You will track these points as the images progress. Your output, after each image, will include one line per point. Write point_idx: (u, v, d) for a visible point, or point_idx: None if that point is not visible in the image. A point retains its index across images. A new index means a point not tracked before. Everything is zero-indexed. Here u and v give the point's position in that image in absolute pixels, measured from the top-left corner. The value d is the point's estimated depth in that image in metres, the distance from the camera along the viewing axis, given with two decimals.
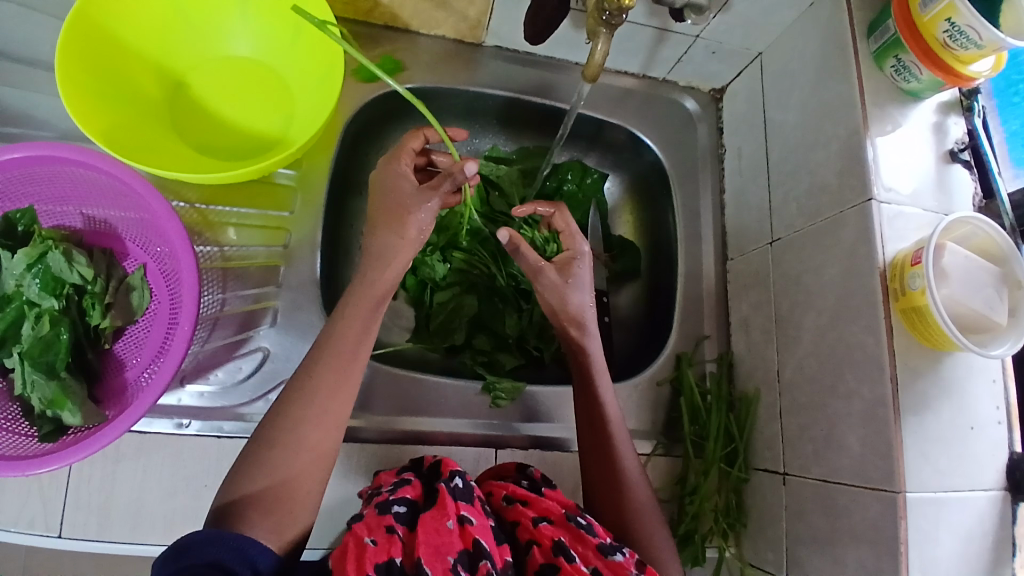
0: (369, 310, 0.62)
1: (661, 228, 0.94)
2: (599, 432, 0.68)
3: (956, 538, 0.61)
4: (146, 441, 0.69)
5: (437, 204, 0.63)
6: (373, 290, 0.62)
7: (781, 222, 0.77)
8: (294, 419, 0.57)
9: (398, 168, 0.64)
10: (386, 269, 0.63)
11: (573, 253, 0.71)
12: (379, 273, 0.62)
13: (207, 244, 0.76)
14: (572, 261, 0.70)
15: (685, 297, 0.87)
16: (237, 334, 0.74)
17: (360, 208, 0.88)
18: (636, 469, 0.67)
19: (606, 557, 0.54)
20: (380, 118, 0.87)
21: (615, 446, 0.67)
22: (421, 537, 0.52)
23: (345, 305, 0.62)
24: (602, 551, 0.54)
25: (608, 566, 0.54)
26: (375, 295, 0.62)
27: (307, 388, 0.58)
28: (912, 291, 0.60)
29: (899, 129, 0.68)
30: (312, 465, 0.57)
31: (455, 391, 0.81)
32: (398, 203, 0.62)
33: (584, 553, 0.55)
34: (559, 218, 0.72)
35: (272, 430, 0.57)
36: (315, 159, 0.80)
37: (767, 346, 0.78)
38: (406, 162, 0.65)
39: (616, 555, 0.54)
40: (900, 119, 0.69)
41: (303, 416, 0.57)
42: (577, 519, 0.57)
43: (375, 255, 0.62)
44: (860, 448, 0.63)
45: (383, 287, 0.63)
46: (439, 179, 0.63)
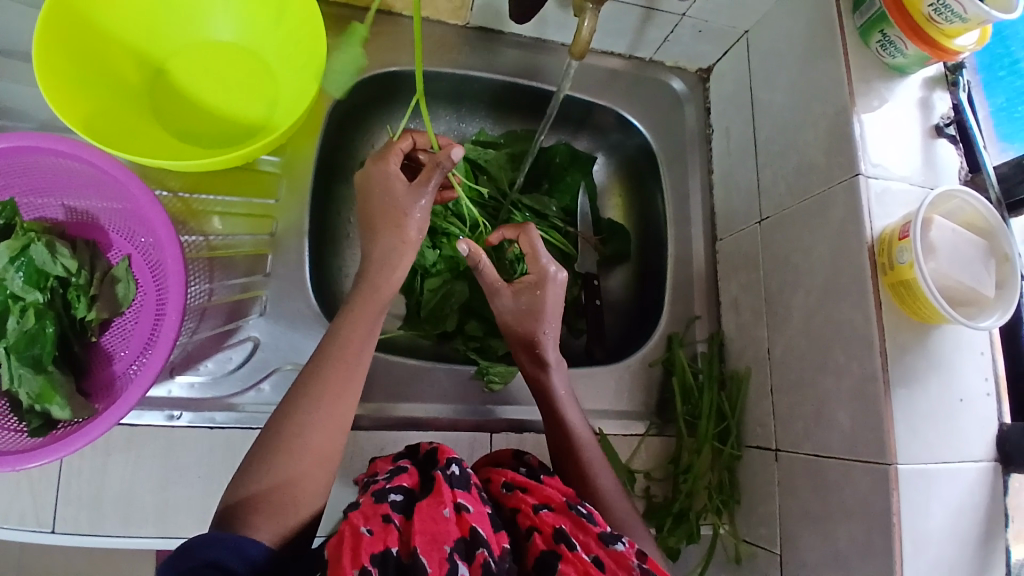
0: (375, 313, 0.63)
1: (651, 210, 0.94)
2: (564, 433, 0.69)
3: (946, 509, 0.61)
4: (136, 433, 0.68)
5: (430, 199, 0.64)
6: (375, 295, 0.63)
7: (770, 201, 0.78)
8: (295, 426, 0.57)
9: (386, 169, 0.64)
10: (393, 271, 0.63)
11: (540, 277, 0.72)
12: (384, 277, 0.63)
13: (192, 233, 0.75)
14: (541, 284, 0.72)
15: (676, 278, 0.87)
16: (225, 324, 0.73)
17: (348, 195, 0.87)
18: (602, 467, 0.67)
19: (608, 546, 0.54)
20: (365, 102, 0.86)
21: (580, 446, 0.68)
22: (417, 526, 0.53)
23: (346, 310, 0.63)
24: (603, 540, 0.54)
25: (609, 555, 0.54)
26: (379, 301, 0.63)
27: (312, 393, 0.58)
28: (900, 265, 0.60)
29: (886, 104, 0.68)
30: (312, 460, 0.56)
31: (448, 376, 0.81)
32: (394, 203, 0.63)
33: (586, 541, 0.55)
34: (523, 240, 0.73)
35: (275, 435, 0.56)
36: (301, 145, 0.79)
37: (757, 326, 0.78)
38: (394, 161, 0.65)
39: (618, 544, 0.54)
40: (887, 95, 0.69)
41: (304, 423, 0.57)
42: (579, 508, 0.58)
43: (377, 259, 0.63)
44: (851, 423, 0.64)
45: (389, 288, 0.63)
46: (427, 170, 0.63)
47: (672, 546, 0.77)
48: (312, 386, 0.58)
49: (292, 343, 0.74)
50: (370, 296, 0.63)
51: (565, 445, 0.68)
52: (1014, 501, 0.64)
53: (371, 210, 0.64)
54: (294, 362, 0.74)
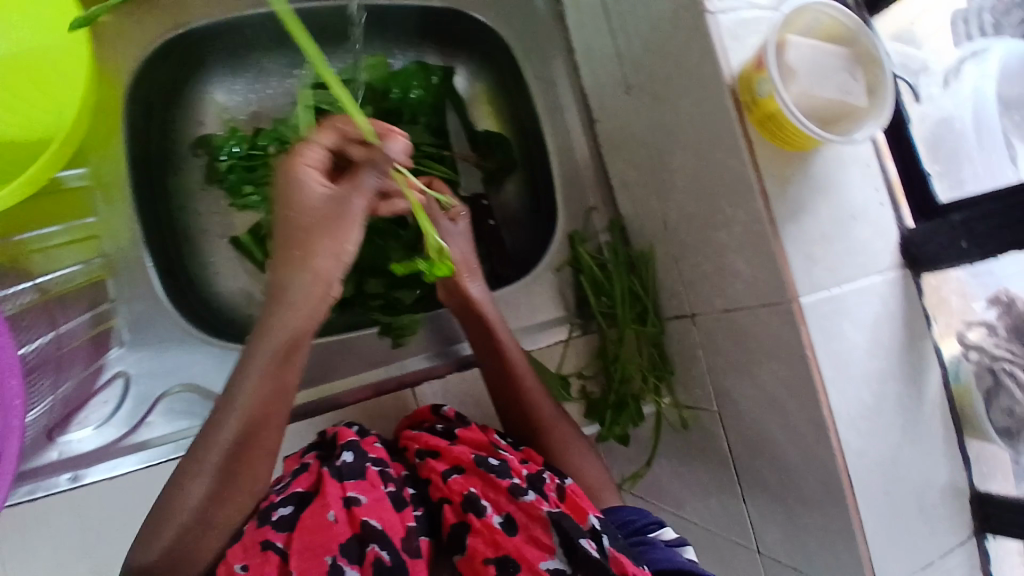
0: (285, 360, 0.53)
1: (521, 108, 0.87)
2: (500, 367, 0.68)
3: (862, 329, 0.61)
4: (39, 507, 0.63)
5: (363, 202, 0.55)
6: (277, 338, 0.52)
7: (630, 64, 0.71)
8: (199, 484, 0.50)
9: (308, 179, 0.53)
10: (296, 308, 0.53)
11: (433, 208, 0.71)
12: (286, 318, 0.53)
13: (20, 281, 0.65)
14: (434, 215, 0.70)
15: (563, 172, 0.83)
16: (90, 365, 0.66)
17: (186, 186, 0.77)
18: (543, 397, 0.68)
19: (518, 499, 0.53)
20: (172, 76, 0.75)
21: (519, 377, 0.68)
22: (298, 543, 0.49)
23: (246, 360, 0.53)
24: (512, 494, 0.53)
25: (520, 508, 0.52)
26: (285, 343, 0.53)
27: (224, 450, 0.51)
28: (762, 98, 0.56)
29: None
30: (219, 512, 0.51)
31: (351, 344, 0.76)
32: (320, 222, 0.53)
33: (497, 498, 0.54)
34: None
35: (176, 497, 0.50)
36: (107, 146, 0.68)
37: (648, 198, 0.75)
38: (312, 174, 0.54)
39: (527, 495, 0.53)
40: None
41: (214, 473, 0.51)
42: (489, 464, 0.56)
43: (283, 299, 0.53)
44: (749, 271, 0.62)
45: (292, 333, 0.53)
46: (358, 168, 0.55)
47: (620, 433, 0.77)
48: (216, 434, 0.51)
49: (173, 362, 0.68)
50: (280, 329, 0.53)
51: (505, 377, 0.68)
52: (933, 301, 0.64)
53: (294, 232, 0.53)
54: (180, 383, 0.68)
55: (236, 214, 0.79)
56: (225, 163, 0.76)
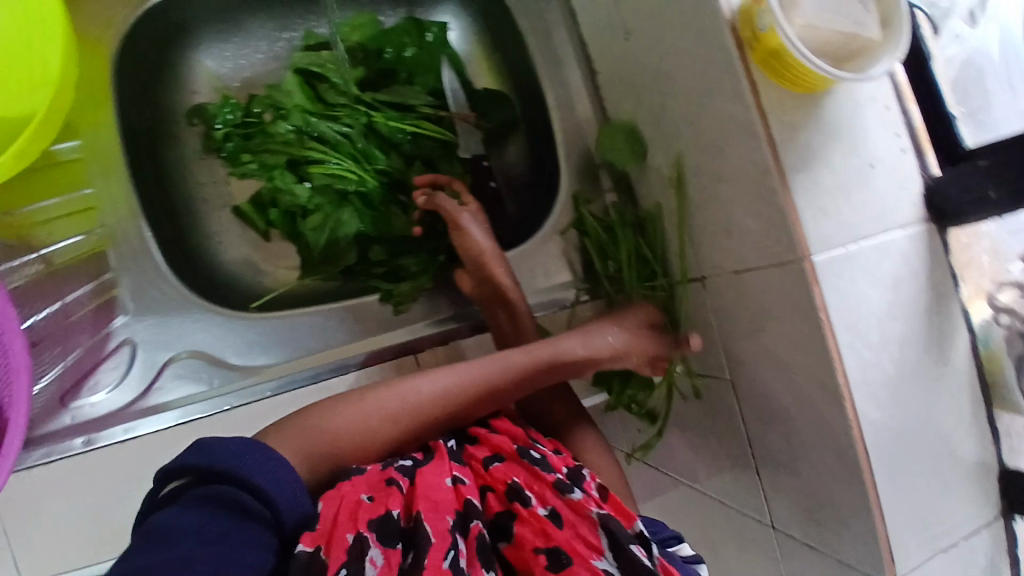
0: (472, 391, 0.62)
1: (521, 63, 0.83)
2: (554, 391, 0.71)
3: (878, 286, 0.57)
4: (53, 470, 0.64)
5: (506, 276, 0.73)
6: (481, 372, 0.63)
7: (627, 7, 0.66)
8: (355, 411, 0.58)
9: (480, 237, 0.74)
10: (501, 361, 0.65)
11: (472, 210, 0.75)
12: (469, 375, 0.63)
13: (24, 252, 0.67)
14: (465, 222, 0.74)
15: (566, 135, 0.80)
16: (97, 334, 0.68)
17: (184, 157, 0.77)
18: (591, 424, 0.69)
19: (564, 495, 0.52)
20: (156, 45, 0.74)
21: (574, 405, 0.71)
22: (419, 492, 0.51)
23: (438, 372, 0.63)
24: (558, 490, 0.53)
25: (568, 505, 0.52)
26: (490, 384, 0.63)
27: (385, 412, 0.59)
28: (764, 33, 0.51)
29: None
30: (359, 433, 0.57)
31: (356, 311, 0.75)
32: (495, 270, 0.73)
33: (541, 491, 0.54)
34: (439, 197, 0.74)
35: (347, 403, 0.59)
36: (97, 120, 0.69)
37: (654, 153, 0.71)
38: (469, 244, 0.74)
39: (575, 492, 0.52)
40: None
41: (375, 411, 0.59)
42: (532, 456, 0.56)
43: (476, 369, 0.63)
44: (758, 225, 0.58)
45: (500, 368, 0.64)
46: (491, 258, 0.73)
47: (628, 402, 0.77)
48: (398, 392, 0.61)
49: (174, 327, 0.69)
50: (546, 350, 0.67)
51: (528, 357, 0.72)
52: (961, 260, 0.59)
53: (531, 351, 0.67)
54: (186, 349, 0.69)
55: (236, 184, 0.79)
56: (222, 130, 0.76)
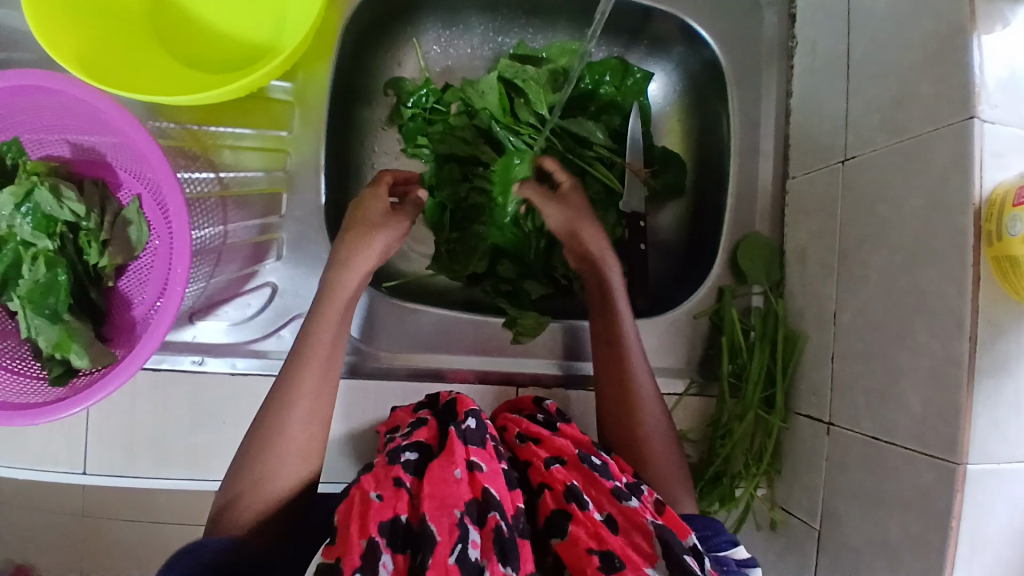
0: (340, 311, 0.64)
1: (712, 137, 0.82)
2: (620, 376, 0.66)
3: (1016, 512, 0.54)
4: (160, 377, 0.68)
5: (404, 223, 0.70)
6: (334, 298, 0.63)
7: (857, 137, 0.65)
8: (280, 404, 0.59)
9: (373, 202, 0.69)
10: (345, 274, 0.64)
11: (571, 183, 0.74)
12: (342, 280, 0.64)
13: (203, 168, 0.70)
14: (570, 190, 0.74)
15: (734, 220, 0.78)
16: (244, 268, 0.70)
17: (370, 120, 0.80)
18: (656, 406, 0.66)
19: (621, 503, 0.52)
20: (387, 12, 0.76)
21: (634, 378, 0.66)
22: (428, 489, 0.50)
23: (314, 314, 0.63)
24: (615, 496, 0.52)
25: (622, 512, 0.52)
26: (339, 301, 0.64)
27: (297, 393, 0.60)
28: (1010, 237, 0.50)
29: (1008, 29, 0.54)
30: (299, 432, 0.58)
31: (473, 327, 0.74)
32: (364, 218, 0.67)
33: (598, 496, 0.54)
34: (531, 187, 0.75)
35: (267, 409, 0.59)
36: (312, 66, 0.71)
37: (824, 283, 0.69)
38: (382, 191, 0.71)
39: (631, 500, 0.52)
40: (1014, 16, 0.54)
41: (291, 400, 0.59)
42: (591, 462, 0.55)
43: (339, 263, 0.64)
44: (922, 407, 0.56)
45: (342, 295, 0.64)
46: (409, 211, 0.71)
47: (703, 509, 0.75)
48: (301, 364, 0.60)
49: (313, 289, 0.70)
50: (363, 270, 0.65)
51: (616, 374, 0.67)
52: None
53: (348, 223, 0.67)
54: None
55: (406, 160, 0.82)
56: (410, 109, 0.78)
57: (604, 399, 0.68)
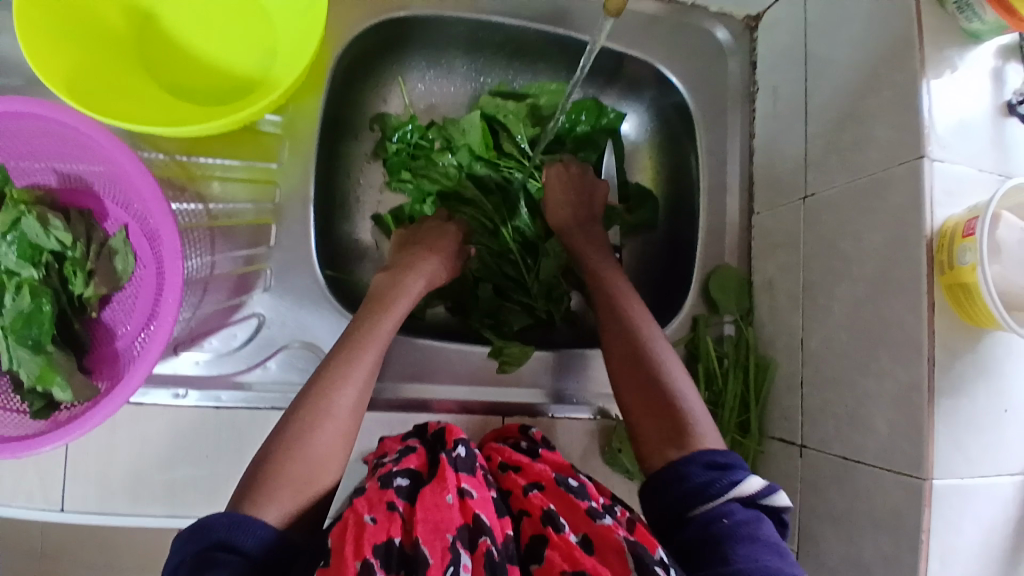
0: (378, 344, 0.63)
1: (683, 175, 0.86)
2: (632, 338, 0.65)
3: (978, 526, 0.58)
4: (141, 411, 0.67)
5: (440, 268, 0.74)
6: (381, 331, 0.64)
7: (818, 177, 0.70)
8: (325, 400, 0.58)
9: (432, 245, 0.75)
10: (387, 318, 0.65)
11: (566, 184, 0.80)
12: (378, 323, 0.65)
13: (190, 201, 0.70)
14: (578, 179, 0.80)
15: (707, 252, 0.82)
16: (230, 299, 0.70)
17: (356, 154, 0.83)
18: (674, 365, 0.64)
19: (595, 522, 0.53)
20: (374, 51, 0.79)
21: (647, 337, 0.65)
22: (420, 514, 0.51)
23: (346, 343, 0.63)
24: (591, 516, 0.54)
25: (596, 531, 0.53)
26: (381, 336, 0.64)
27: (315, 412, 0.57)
28: (961, 266, 0.55)
29: (956, 74, 0.60)
30: (336, 432, 0.57)
31: (459, 357, 0.76)
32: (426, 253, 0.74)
33: (574, 520, 0.55)
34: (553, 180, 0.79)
35: (305, 408, 0.57)
36: (302, 101, 0.73)
37: (791, 312, 0.73)
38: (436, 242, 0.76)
39: (604, 519, 0.53)
40: (958, 62, 0.60)
41: (335, 399, 0.58)
42: (568, 484, 0.58)
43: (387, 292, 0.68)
44: (887, 427, 0.60)
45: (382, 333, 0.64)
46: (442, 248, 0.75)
47: None
48: (347, 367, 0.60)
49: (299, 318, 0.71)
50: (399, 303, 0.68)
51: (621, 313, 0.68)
52: None
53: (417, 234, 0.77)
54: (302, 340, 0.71)
55: (389, 195, 0.84)
56: (395, 145, 0.80)
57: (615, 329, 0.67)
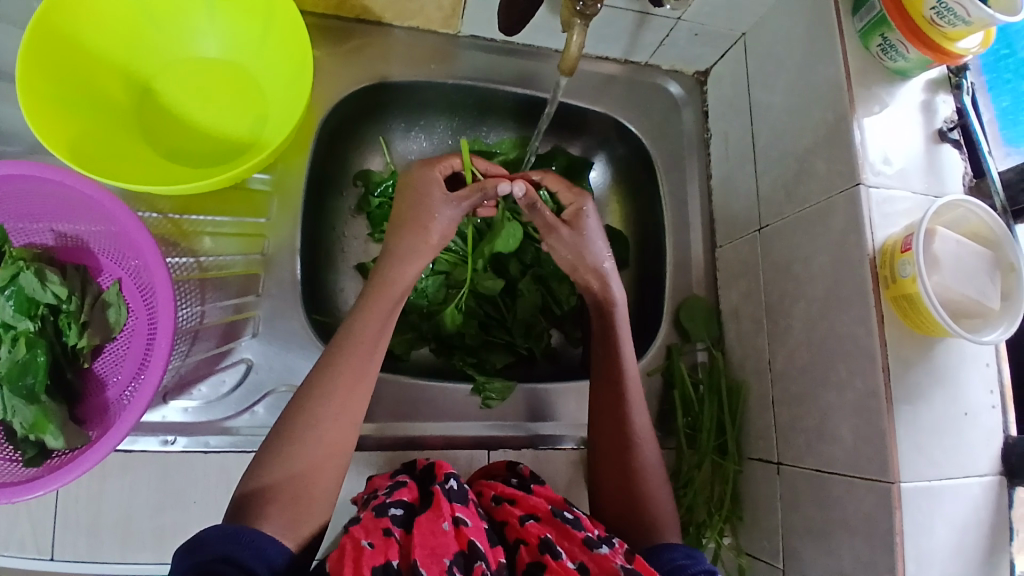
0: (365, 355, 0.61)
1: (648, 217, 0.92)
2: (614, 411, 0.67)
3: (950, 526, 0.60)
4: (131, 458, 0.68)
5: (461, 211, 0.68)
6: (359, 339, 0.61)
7: (769, 209, 0.76)
8: (308, 418, 0.58)
9: (431, 175, 0.68)
10: (367, 323, 0.62)
11: (578, 207, 0.72)
12: (360, 331, 0.62)
13: (183, 254, 0.75)
14: (580, 214, 0.71)
15: (675, 285, 0.86)
16: (219, 346, 0.73)
17: (341, 210, 0.88)
18: (647, 436, 0.67)
19: (592, 550, 0.51)
20: (356, 114, 0.86)
21: (629, 414, 0.67)
22: (416, 539, 0.49)
23: (333, 362, 0.60)
24: (587, 544, 0.52)
25: (593, 560, 0.51)
26: (365, 351, 0.61)
27: (296, 438, 0.57)
28: (903, 279, 0.59)
29: (886, 109, 0.67)
30: (327, 457, 0.57)
31: (443, 394, 0.78)
32: (427, 205, 0.66)
33: (571, 549, 0.53)
34: (551, 180, 0.73)
35: (292, 428, 0.57)
36: (290, 161, 0.79)
37: (758, 336, 0.77)
38: (439, 171, 0.69)
39: (602, 548, 0.52)
40: (888, 99, 0.67)
41: (318, 414, 0.58)
42: (564, 515, 0.55)
43: (397, 254, 0.65)
44: (854, 436, 0.62)
45: (365, 341, 0.62)
46: (471, 190, 0.68)
47: None
48: (327, 390, 0.59)
49: (286, 361, 0.74)
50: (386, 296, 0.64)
51: (611, 372, 0.68)
52: None
53: (401, 209, 0.67)
54: (288, 383, 0.73)
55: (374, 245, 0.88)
56: (377, 198, 0.85)
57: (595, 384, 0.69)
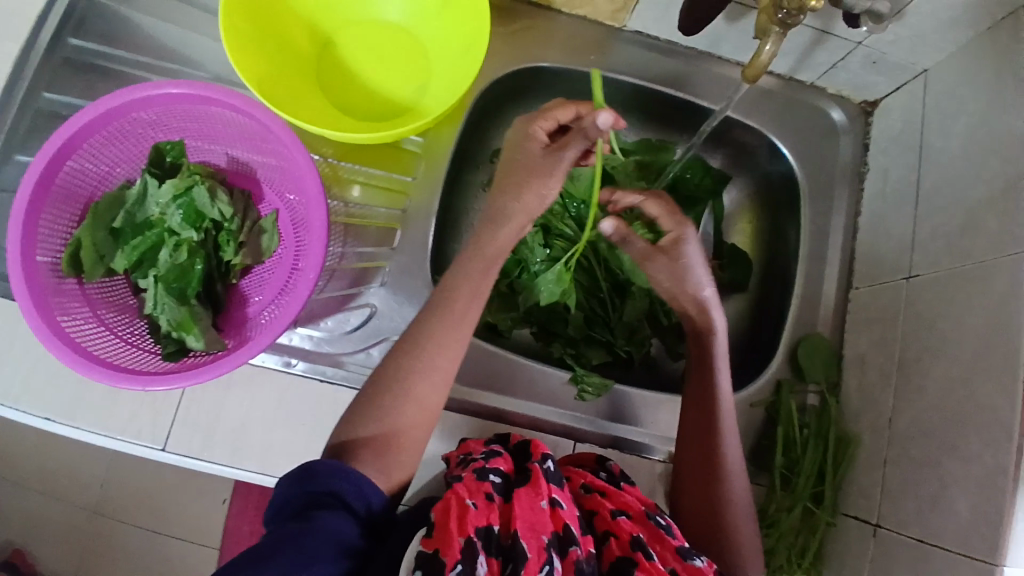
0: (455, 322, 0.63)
1: (780, 245, 0.89)
2: (706, 434, 0.66)
3: None
4: (257, 372, 0.74)
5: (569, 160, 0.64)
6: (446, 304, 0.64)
7: (923, 258, 0.72)
8: (403, 374, 0.61)
9: (530, 131, 0.65)
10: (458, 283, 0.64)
11: (679, 234, 0.66)
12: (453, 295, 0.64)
13: (334, 198, 0.80)
14: (679, 243, 0.66)
15: (797, 320, 0.83)
16: (349, 288, 0.78)
17: (476, 183, 0.90)
18: (739, 469, 0.65)
19: (685, 560, 0.52)
20: (508, 94, 0.88)
21: (722, 442, 0.65)
22: (518, 511, 0.52)
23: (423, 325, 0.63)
24: (681, 553, 0.52)
25: (686, 569, 0.51)
26: (455, 315, 0.64)
27: (404, 393, 0.60)
28: None
29: None
30: (417, 412, 0.60)
31: (545, 378, 0.80)
32: (527, 164, 0.64)
33: (662, 553, 0.53)
34: (651, 204, 0.68)
35: (383, 384, 0.61)
36: (443, 128, 0.82)
37: (882, 390, 0.73)
38: (542, 126, 0.66)
39: (695, 559, 0.52)
40: None
41: (411, 372, 0.61)
42: (657, 519, 0.55)
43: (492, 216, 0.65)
44: (968, 512, 0.59)
45: (456, 308, 0.64)
46: (570, 138, 0.64)
47: None
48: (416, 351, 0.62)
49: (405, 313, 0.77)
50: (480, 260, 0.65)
51: (706, 394, 0.67)
52: None
53: (504, 171, 0.66)
54: None
55: None
56: None
57: (688, 402, 0.68)
